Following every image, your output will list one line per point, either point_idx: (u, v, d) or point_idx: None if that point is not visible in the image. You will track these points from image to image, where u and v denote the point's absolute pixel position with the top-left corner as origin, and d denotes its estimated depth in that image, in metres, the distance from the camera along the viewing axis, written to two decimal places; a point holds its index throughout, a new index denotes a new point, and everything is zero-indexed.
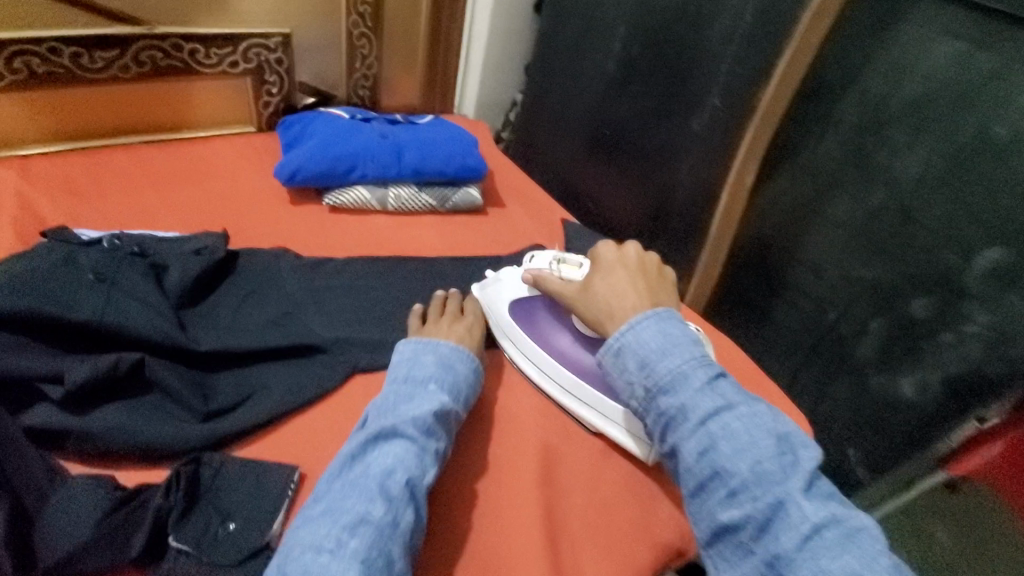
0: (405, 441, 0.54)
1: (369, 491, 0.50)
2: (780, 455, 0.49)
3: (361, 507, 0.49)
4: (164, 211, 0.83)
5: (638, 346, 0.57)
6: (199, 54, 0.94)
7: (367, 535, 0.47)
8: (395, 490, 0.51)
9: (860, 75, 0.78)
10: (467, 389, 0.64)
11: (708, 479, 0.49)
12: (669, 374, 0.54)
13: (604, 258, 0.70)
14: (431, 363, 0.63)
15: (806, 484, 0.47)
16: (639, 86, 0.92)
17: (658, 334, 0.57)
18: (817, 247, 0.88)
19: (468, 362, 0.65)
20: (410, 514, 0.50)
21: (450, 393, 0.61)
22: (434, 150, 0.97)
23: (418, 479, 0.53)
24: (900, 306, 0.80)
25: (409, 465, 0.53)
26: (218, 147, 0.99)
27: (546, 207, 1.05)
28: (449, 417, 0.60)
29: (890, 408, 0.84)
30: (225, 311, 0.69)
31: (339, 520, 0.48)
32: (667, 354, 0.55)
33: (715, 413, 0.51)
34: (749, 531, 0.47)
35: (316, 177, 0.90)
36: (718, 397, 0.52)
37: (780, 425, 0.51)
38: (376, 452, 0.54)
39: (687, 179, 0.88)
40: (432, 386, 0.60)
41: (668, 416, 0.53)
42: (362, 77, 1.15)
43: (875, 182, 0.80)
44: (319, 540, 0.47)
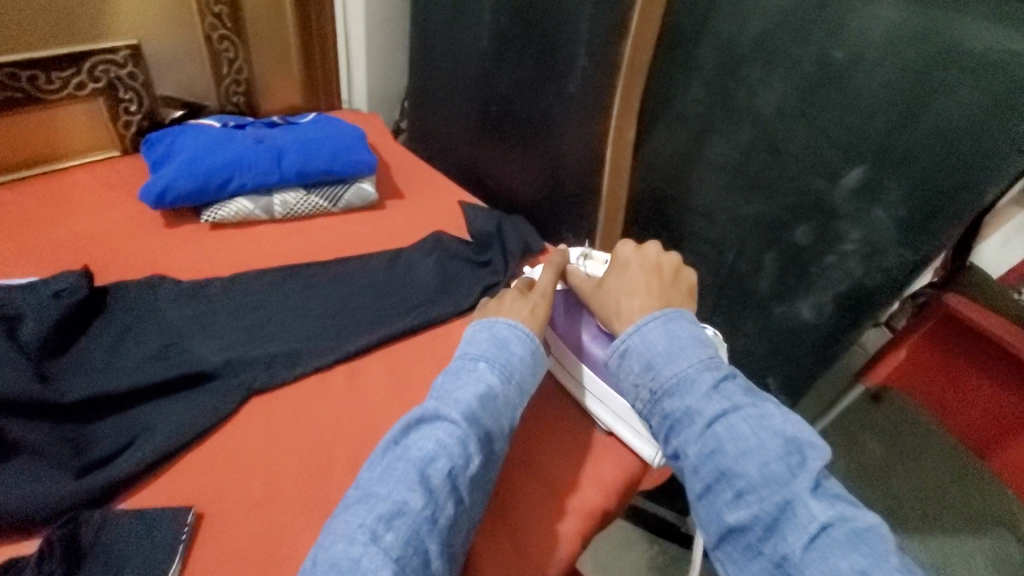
0: (449, 424, 0.53)
1: (409, 479, 0.49)
2: (788, 456, 0.48)
3: (398, 497, 0.48)
4: (19, 257, 0.77)
5: (644, 350, 0.57)
6: (39, 80, 0.86)
7: (402, 530, 0.46)
8: (434, 480, 0.49)
9: (711, 18, 0.79)
10: (523, 371, 0.60)
11: (715, 481, 0.49)
12: (674, 377, 0.54)
13: (624, 257, 0.67)
14: (485, 340, 0.61)
15: (812, 482, 0.46)
16: (513, 57, 0.91)
17: (664, 336, 0.57)
18: (703, 193, 0.91)
19: (524, 344, 0.62)
20: (449, 508, 0.49)
21: (505, 376, 0.59)
22: (317, 148, 0.92)
23: (461, 469, 0.51)
24: (785, 236, 0.86)
25: (452, 453, 0.51)
26: (78, 179, 0.92)
27: (445, 190, 1.04)
28: (500, 403, 0.57)
29: (795, 334, 0.91)
30: (97, 354, 0.64)
31: (376, 507, 0.47)
32: (673, 357, 0.55)
33: (722, 415, 0.51)
34: (756, 533, 0.46)
35: (189, 195, 0.84)
36: (725, 399, 0.52)
37: (790, 426, 0.50)
38: (414, 436, 0.53)
39: (572, 144, 0.88)
40: (483, 364, 0.59)
41: (673, 418, 0.53)
42: (233, 83, 1.08)
43: (741, 122, 0.82)
44: (354, 531, 0.46)
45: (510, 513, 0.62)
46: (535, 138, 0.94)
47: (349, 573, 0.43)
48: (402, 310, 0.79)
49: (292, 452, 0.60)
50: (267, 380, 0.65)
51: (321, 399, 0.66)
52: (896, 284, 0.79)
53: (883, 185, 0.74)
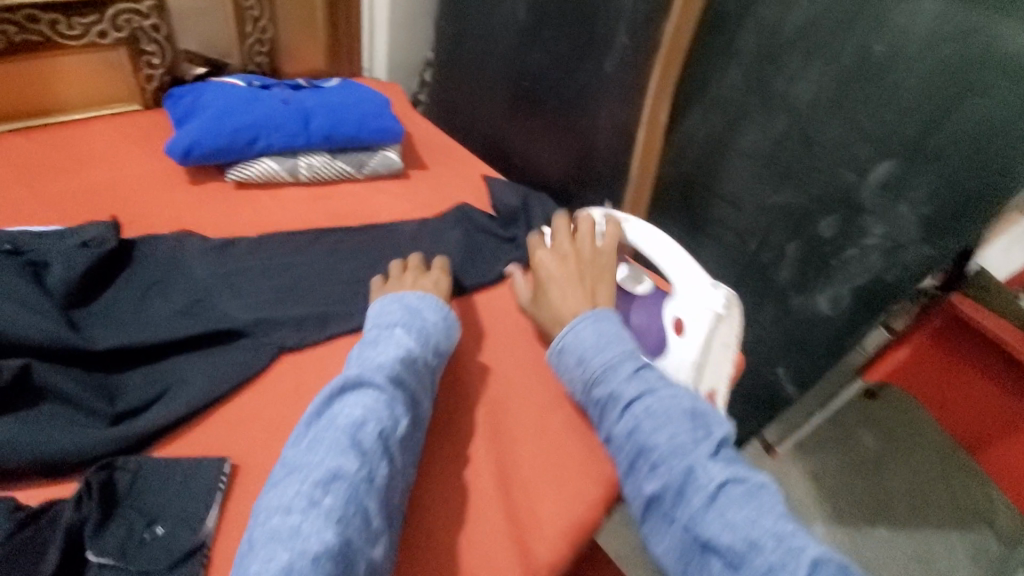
0: (375, 392, 0.55)
1: (341, 445, 0.50)
2: (694, 430, 0.52)
3: (333, 462, 0.48)
4: (41, 206, 0.75)
5: (576, 344, 0.61)
6: (60, 25, 0.83)
7: (341, 492, 0.47)
8: (366, 442, 0.51)
9: (754, 3, 0.78)
10: (436, 334, 0.65)
11: (635, 457, 0.53)
12: (602, 366, 0.58)
13: (544, 264, 0.69)
14: (399, 311, 0.65)
15: (712, 448, 0.51)
16: (551, 31, 0.90)
17: (593, 331, 0.61)
18: (732, 180, 0.91)
19: (436, 311, 0.67)
20: (383, 467, 0.51)
21: (422, 341, 0.63)
22: (344, 113, 0.91)
23: (392, 429, 0.54)
24: (810, 227, 0.87)
25: (379, 416, 0.53)
26: (96, 130, 0.89)
27: (470, 164, 1.03)
28: (420, 365, 0.61)
29: (812, 324, 0.93)
30: (127, 306, 0.64)
31: (308, 476, 0.48)
32: (602, 348, 0.60)
33: (640, 397, 0.55)
34: (669, 499, 0.49)
35: (214, 153, 0.83)
36: (642, 383, 0.56)
37: (697, 404, 0.55)
38: (339, 406, 0.54)
39: (605, 124, 0.88)
40: (400, 330, 0.63)
41: (602, 402, 0.57)
42: (257, 43, 1.05)
43: (775, 110, 0.82)
44: (290, 500, 0.46)
45: (539, 478, 0.62)
46: (566, 117, 0.94)
47: (286, 540, 0.43)
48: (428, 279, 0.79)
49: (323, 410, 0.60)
50: (299, 340, 0.65)
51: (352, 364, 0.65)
52: (916, 278, 0.80)
53: (911, 182, 0.75)
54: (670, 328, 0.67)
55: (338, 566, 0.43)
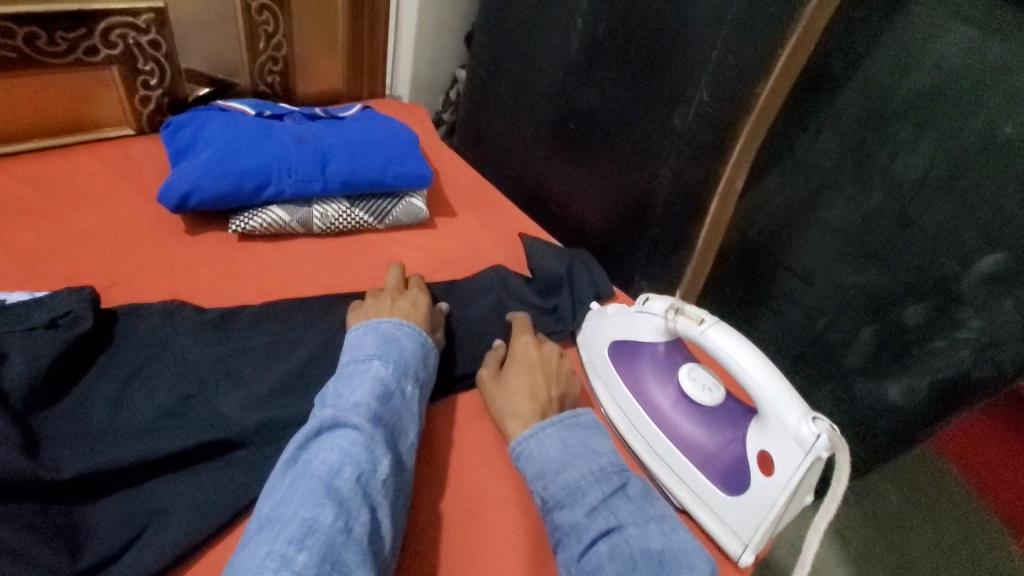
0: (350, 432, 0.47)
1: (315, 495, 0.42)
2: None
3: (306, 514, 0.40)
4: (7, 260, 0.63)
5: (538, 456, 0.54)
6: (41, 40, 0.71)
7: (317, 547, 0.39)
8: (344, 489, 0.43)
9: (863, 62, 0.67)
10: (417, 362, 0.56)
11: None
12: (566, 489, 0.51)
13: (526, 353, 0.65)
14: (373, 341, 0.56)
15: None
16: (607, 72, 0.78)
17: (559, 442, 0.54)
18: (807, 254, 0.80)
19: (413, 338, 0.58)
20: (365, 515, 0.43)
21: (401, 371, 0.54)
22: (366, 153, 0.80)
23: (372, 472, 0.45)
24: (892, 313, 0.74)
25: (357, 459, 0.45)
26: (82, 161, 0.78)
27: (504, 212, 0.92)
28: (400, 399, 0.52)
29: (880, 414, 0.80)
30: (100, 407, 0.52)
31: (279, 533, 0.40)
32: (567, 467, 0.52)
33: (605, 533, 0.48)
34: None
35: (217, 199, 0.72)
36: (610, 516, 0.49)
37: (668, 540, 0.48)
38: (312, 451, 0.46)
39: (668, 183, 0.76)
40: (376, 361, 0.54)
41: (561, 532, 0.50)
42: (270, 61, 0.93)
43: (871, 183, 0.70)
44: (259, 561, 0.38)
45: None
46: (619, 168, 0.82)
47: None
48: (458, 363, 0.67)
49: None
50: None
51: None
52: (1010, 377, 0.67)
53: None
54: (753, 462, 0.55)
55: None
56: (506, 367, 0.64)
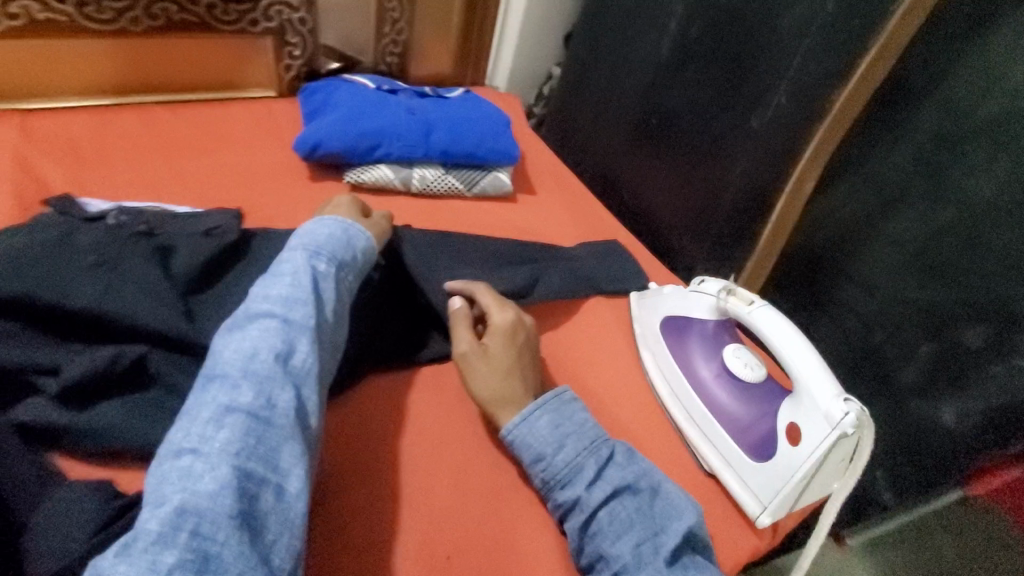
0: (265, 319, 0.48)
1: (230, 380, 0.44)
2: (655, 533, 0.52)
3: (222, 396, 0.42)
4: (175, 181, 0.78)
5: (533, 440, 0.56)
6: (217, 10, 0.87)
7: (236, 424, 0.41)
8: (259, 369, 0.45)
9: (945, 79, 0.68)
10: (338, 251, 0.58)
11: (597, 562, 0.52)
12: (565, 467, 0.55)
13: (505, 331, 0.62)
14: (292, 238, 0.58)
15: (671, 558, 0.50)
16: (694, 73, 0.84)
17: (551, 421, 0.57)
18: (870, 264, 0.81)
19: (331, 228, 0.60)
20: (286, 393, 0.45)
21: (317, 258, 0.56)
22: (465, 129, 0.91)
23: (290, 353, 0.47)
24: (951, 333, 0.74)
25: (272, 342, 0.47)
26: (234, 112, 0.93)
27: (580, 195, 1.00)
28: (319, 285, 0.54)
29: (930, 436, 0.79)
30: (236, 299, 0.64)
31: (196, 417, 0.42)
32: (563, 445, 0.56)
33: (605, 502, 0.53)
34: None
35: (338, 153, 0.85)
36: (607, 486, 0.54)
37: (655, 500, 0.54)
38: (226, 341, 0.47)
39: (740, 180, 0.80)
40: (291, 253, 0.55)
41: (564, 506, 0.55)
42: (392, 43, 1.06)
43: (942, 200, 0.72)
44: (180, 443, 0.40)
45: None
46: (694, 163, 0.87)
47: (172, 484, 0.38)
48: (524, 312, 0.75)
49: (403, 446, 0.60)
50: (392, 361, 0.65)
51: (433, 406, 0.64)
52: None
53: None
54: (783, 435, 0.60)
55: (241, 501, 0.38)
56: (486, 346, 0.61)
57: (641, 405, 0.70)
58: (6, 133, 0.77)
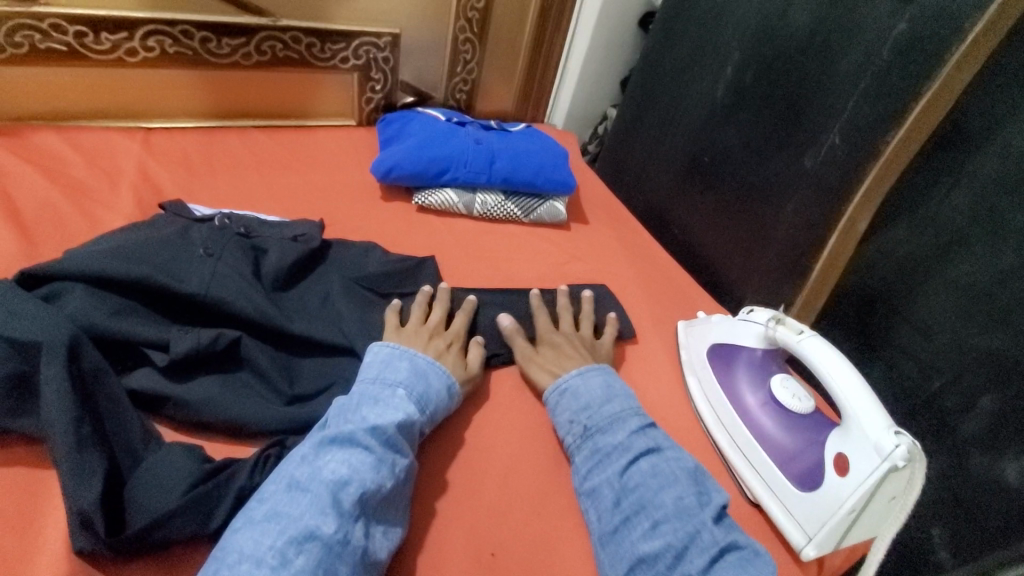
0: (362, 451, 0.53)
1: (321, 503, 0.48)
2: (697, 493, 0.57)
3: (310, 520, 0.47)
4: (266, 194, 0.88)
5: (584, 391, 0.65)
6: (315, 48, 0.99)
7: (314, 552, 0.45)
8: (347, 503, 0.49)
9: (1005, 125, 0.68)
10: (438, 404, 0.61)
11: (634, 513, 0.55)
12: (609, 417, 0.63)
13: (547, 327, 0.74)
14: (405, 370, 0.61)
15: (715, 515, 0.55)
16: (748, 114, 0.88)
17: (601, 381, 0.67)
18: (927, 307, 0.79)
19: (442, 379, 0.63)
20: (359, 534, 0.48)
21: (421, 407, 0.59)
22: (526, 161, 0.97)
23: (374, 493, 0.51)
24: (1018, 384, 0.70)
25: (364, 476, 0.51)
26: (319, 137, 1.04)
27: (632, 228, 1.03)
28: (413, 431, 0.58)
29: (996, 497, 0.75)
30: (314, 299, 0.71)
31: (283, 530, 0.46)
32: (610, 401, 0.64)
33: (646, 453, 0.60)
34: (666, 561, 0.52)
35: (409, 177, 0.92)
36: (649, 440, 0.61)
37: (696, 468, 0.60)
38: (325, 455, 0.52)
39: (791, 217, 0.82)
40: (401, 392, 0.59)
41: (602, 452, 0.60)
42: (462, 82, 1.16)
43: (1005, 245, 0.70)
44: (260, 552, 0.44)
45: None
46: (745, 201, 0.89)
47: None
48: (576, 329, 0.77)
49: (457, 445, 0.62)
50: None
51: (489, 408, 0.67)
52: None
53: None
54: (830, 465, 0.60)
55: None
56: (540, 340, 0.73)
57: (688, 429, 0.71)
58: (132, 148, 0.90)
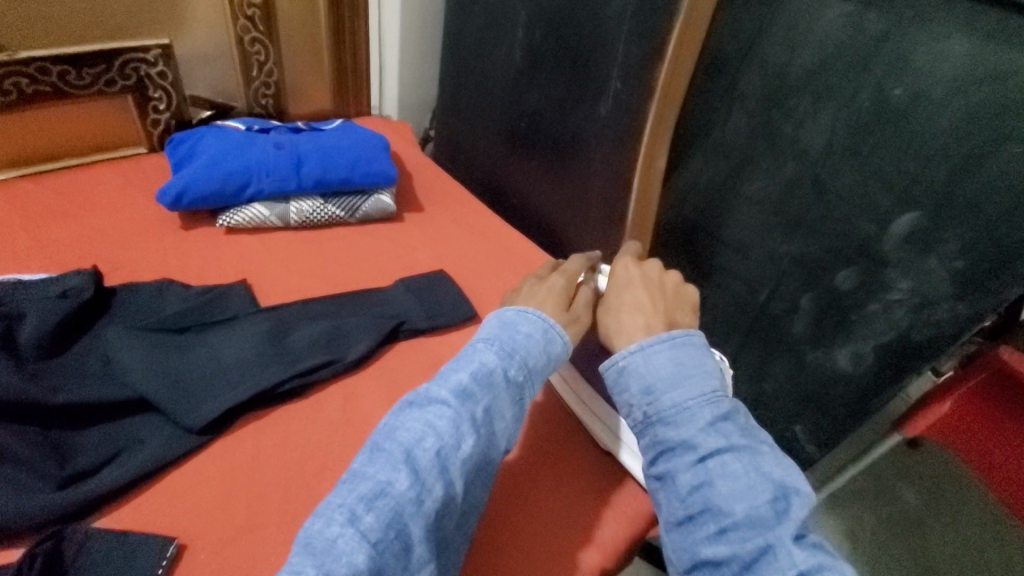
0: (439, 405, 0.51)
1: (394, 460, 0.47)
2: (777, 501, 0.44)
3: (382, 477, 0.46)
4: (34, 251, 0.77)
5: (646, 371, 0.52)
6: (70, 76, 0.87)
7: (383, 510, 0.44)
8: (422, 460, 0.47)
9: (757, 45, 0.73)
10: (530, 351, 0.56)
11: (699, 513, 0.46)
12: (673, 407, 0.50)
13: (622, 275, 0.63)
14: (492, 324, 0.59)
15: (797, 532, 0.43)
16: (546, 73, 0.87)
17: (670, 361, 0.52)
18: (738, 226, 0.83)
19: (534, 324, 0.58)
20: (437, 491, 0.46)
21: (507, 358, 0.55)
22: (337, 157, 0.90)
23: (455, 449, 0.49)
24: (825, 280, 0.76)
25: (440, 432, 0.49)
26: (100, 174, 0.92)
27: (468, 207, 1.01)
28: (501, 385, 0.53)
29: (831, 384, 0.80)
30: (95, 358, 0.62)
31: (355, 488, 0.46)
32: (678, 385, 0.51)
33: (716, 451, 0.47)
34: (732, 571, 0.43)
35: (206, 198, 0.84)
36: (722, 436, 0.48)
37: (784, 474, 0.46)
38: (403, 417, 0.51)
39: (602, 166, 0.84)
40: (481, 344, 0.56)
41: (665, 445, 0.49)
42: (263, 85, 1.07)
43: (785, 154, 0.75)
44: (335, 510, 0.44)
45: (502, 556, 0.57)
46: (562, 158, 0.90)
47: (317, 555, 0.41)
48: (410, 322, 0.74)
49: (278, 479, 0.57)
50: (259, 402, 0.62)
51: (311, 429, 0.62)
52: (950, 341, 0.67)
53: (941, 235, 0.64)
54: None
55: None
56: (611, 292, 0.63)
57: (535, 402, 0.71)
58: None
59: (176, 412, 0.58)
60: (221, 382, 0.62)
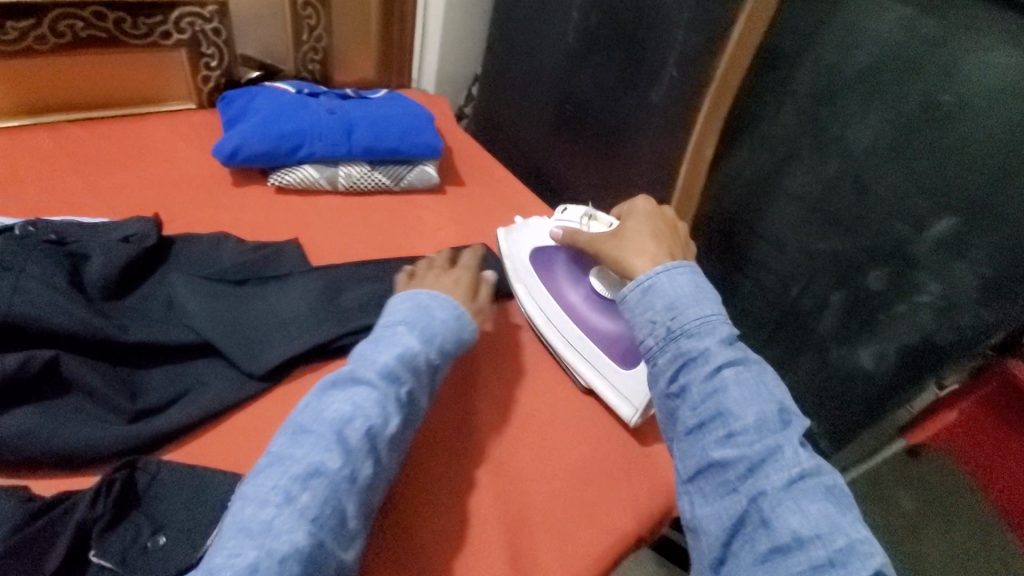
0: (365, 387, 0.53)
1: (325, 441, 0.48)
2: (783, 412, 0.48)
3: (315, 458, 0.47)
4: (90, 195, 0.79)
5: (670, 289, 0.53)
6: (126, 24, 0.87)
7: (320, 488, 0.46)
8: (352, 440, 0.49)
9: (811, 43, 0.75)
10: (445, 337, 0.60)
11: (710, 419, 0.48)
12: (697, 320, 0.51)
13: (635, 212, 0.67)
14: (407, 308, 0.61)
15: (800, 438, 0.47)
16: (599, 56, 0.89)
17: (692, 283, 0.54)
18: (776, 221, 0.85)
19: (446, 310, 0.61)
20: (367, 468, 0.49)
21: (426, 344, 0.58)
22: (386, 125, 0.92)
23: (380, 429, 0.51)
24: (857, 279, 0.78)
25: (368, 413, 0.51)
26: (152, 126, 0.94)
27: (507, 185, 1.02)
28: (418, 367, 0.56)
29: (853, 381, 0.81)
30: (158, 301, 0.65)
31: (288, 470, 0.46)
32: (700, 302, 0.52)
33: (732, 363, 0.49)
34: (738, 470, 0.46)
35: (260, 156, 0.85)
36: (737, 351, 0.50)
37: (784, 390, 0.50)
38: (325, 399, 0.52)
39: (648, 153, 0.86)
40: (400, 328, 0.58)
41: (684, 357, 0.51)
42: (312, 51, 1.07)
43: (829, 152, 0.76)
44: (265, 492, 0.45)
45: (545, 520, 0.60)
46: (608, 143, 0.92)
47: (252, 539, 0.42)
48: None
49: None
50: (313, 357, 0.65)
51: None
52: (971, 345, 0.69)
53: (972, 243, 0.66)
54: None
55: (306, 562, 0.42)
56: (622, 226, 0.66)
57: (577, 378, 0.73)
58: None
59: (239, 357, 0.61)
60: (279, 333, 0.64)
